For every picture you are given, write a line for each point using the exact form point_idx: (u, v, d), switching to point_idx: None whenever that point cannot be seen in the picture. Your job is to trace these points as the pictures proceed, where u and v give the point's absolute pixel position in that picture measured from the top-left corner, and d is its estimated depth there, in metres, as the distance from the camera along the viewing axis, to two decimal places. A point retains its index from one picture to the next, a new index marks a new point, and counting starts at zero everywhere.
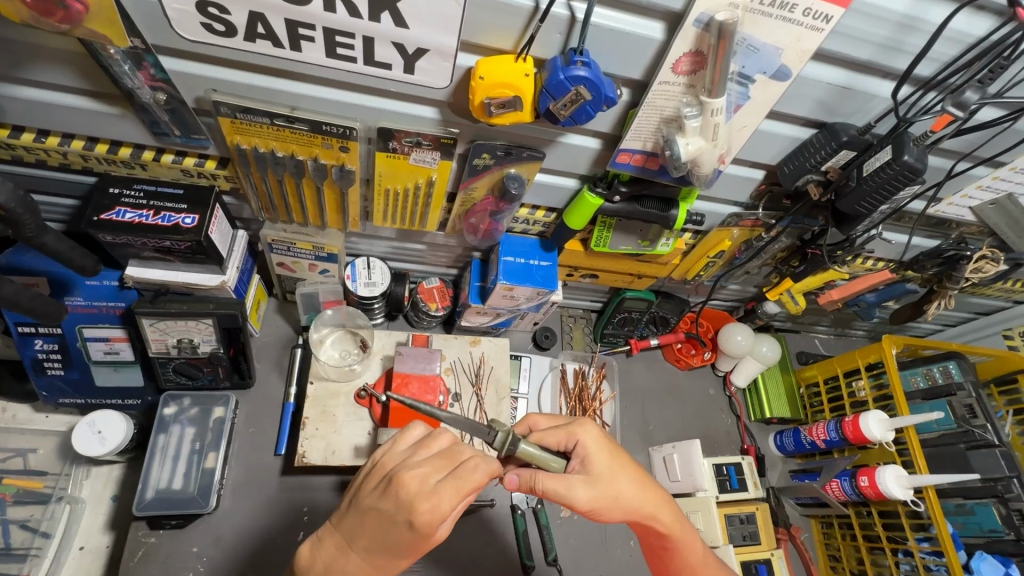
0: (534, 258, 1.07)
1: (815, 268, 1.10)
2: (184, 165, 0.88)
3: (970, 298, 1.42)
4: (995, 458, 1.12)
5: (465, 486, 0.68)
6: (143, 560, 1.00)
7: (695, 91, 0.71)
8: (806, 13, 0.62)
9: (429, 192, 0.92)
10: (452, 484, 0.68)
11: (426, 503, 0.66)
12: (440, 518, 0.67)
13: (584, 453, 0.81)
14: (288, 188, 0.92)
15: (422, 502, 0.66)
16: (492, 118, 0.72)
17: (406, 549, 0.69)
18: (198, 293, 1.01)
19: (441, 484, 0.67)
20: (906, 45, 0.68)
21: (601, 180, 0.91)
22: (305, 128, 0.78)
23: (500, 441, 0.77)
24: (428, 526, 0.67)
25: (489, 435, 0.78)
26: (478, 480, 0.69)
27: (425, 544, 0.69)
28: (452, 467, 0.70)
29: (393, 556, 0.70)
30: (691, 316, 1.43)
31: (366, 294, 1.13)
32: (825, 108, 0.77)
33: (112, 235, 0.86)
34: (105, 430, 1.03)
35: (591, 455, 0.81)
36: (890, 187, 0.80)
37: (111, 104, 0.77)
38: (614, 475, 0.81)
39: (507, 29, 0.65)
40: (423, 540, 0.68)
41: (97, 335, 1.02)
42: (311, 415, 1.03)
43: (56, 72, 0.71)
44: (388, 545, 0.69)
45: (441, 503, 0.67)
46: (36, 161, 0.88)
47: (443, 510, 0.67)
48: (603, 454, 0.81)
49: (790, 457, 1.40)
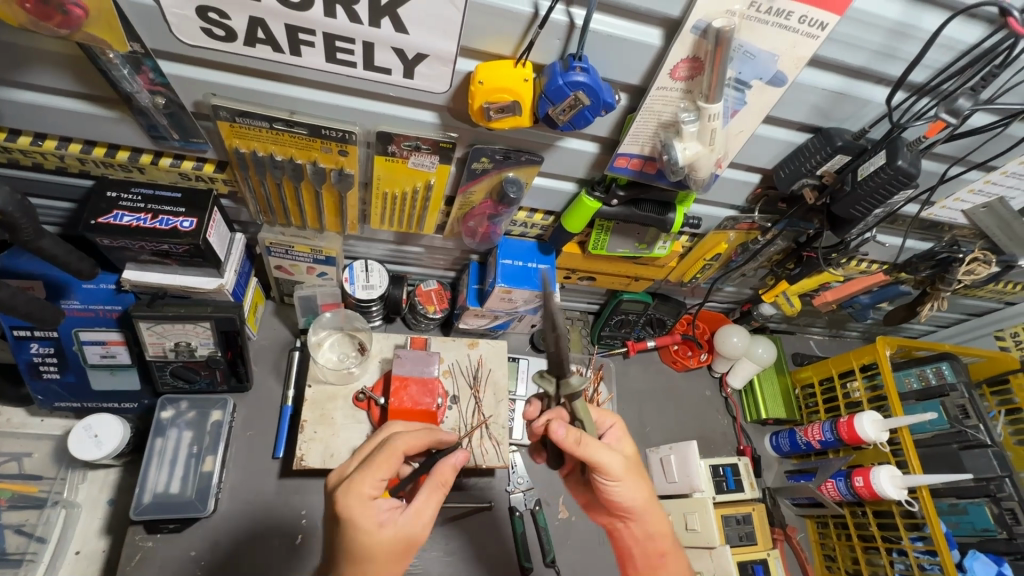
0: (532, 261, 1.07)
1: (811, 270, 1.11)
2: (182, 169, 0.88)
3: (963, 299, 1.43)
4: (987, 458, 1.13)
5: (374, 467, 0.77)
6: (140, 564, 0.99)
7: (692, 96, 0.72)
8: (801, 21, 0.63)
9: (428, 196, 0.92)
10: (366, 469, 0.77)
11: (346, 488, 0.76)
12: (367, 504, 0.76)
13: (618, 432, 0.90)
14: (287, 192, 0.92)
15: (341, 491, 0.76)
16: (491, 123, 0.72)
17: (355, 549, 0.75)
18: (196, 297, 1.01)
19: (358, 472, 0.78)
20: (900, 52, 0.69)
21: (599, 183, 0.91)
22: (304, 132, 0.79)
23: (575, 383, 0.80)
24: (355, 514, 0.75)
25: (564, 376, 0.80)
26: (393, 464, 0.78)
27: (369, 541, 0.75)
28: (371, 458, 0.79)
29: (354, 564, 0.75)
30: (688, 317, 1.44)
31: (364, 297, 1.13)
32: (821, 113, 0.78)
33: (109, 239, 0.86)
34: (101, 434, 1.03)
35: (619, 439, 0.90)
36: (884, 192, 0.81)
37: (109, 108, 0.77)
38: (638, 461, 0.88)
39: (505, 34, 0.66)
40: (361, 535, 0.75)
41: (92, 339, 1.02)
42: (309, 418, 1.03)
43: (54, 76, 0.71)
44: (342, 552, 0.76)
45: (356, 486, 0.76)
46: (33, 164, 0.87)
47: (361, 494, 0.76)
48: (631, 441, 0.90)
49: (785, 458, 1.41)
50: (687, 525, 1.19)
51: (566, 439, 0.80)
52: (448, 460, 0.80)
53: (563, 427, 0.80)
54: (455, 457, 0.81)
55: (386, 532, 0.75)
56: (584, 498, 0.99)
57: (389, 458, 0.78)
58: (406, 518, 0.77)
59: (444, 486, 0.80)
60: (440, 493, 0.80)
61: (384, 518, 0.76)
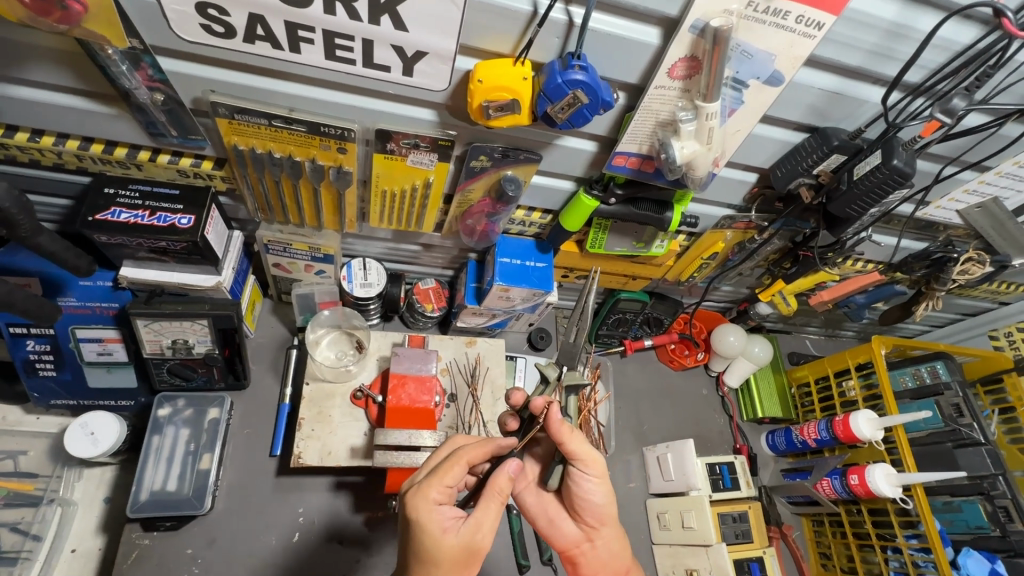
0: (530, 259, 1.07)
1: (807, 270, 1.11)
2: (180, 166, 0.88)
3: (957, 299, 1.44)
4: (981, 456, 1.14)
5: (440, 475, 0.77)
6: (137, 562, 0.99)
7: (690, 95, 0.72)
8: (798, 20, 0.63)
9: (426, 194, 0.92)
10: (432, 475, 0.77)
11: (417, 498, 0.76)
12: (433, 510, 0.76)
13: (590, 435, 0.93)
14: (285, 189, 0.92)
15: (410, 494, 0.77)
16: (490, 121, 0.73)
17: (421, 554, 0.76)
18: (193, 294, 1.01)
19: (426, 478, 0.78)
20: (896, 52, 0.69)
21: (597, 182, 0.91)
22: (302, 130, 0.79)
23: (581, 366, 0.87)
24: (423, 518, 0.76)
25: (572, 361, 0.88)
26: (457, 473, 0.78)
27: (433, 547, 0.75)
28: (437, 465, 0.79)
29: (421, 570, 0.76)
30: (685, 316, 1.44)
31: (362, 295, 1.13)
32: (817, 113, 0.79)
33: (107, 236, 0.86)
34: (98, 432, 1.03)
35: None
36: (880, 191, 0.82)
37: (108, 104, 0.76)
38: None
39: (505, 33, 0.66)
40: (427, 539, 0.75)
41: (90, 336, 1.02)
42: (307, 416, 1.03)
43: (52, 72, 0.71)
44: (410, 555, 0.77)
45: (421, 492, 0.76)
46: (30, 160, 0.87)
47: (427, 499, 0.76)
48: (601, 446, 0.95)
49: (781, 457, 1.42)
50: (684, 523, 1.20)
51: (560, 426, 0.81)
52: (504, 470, 0.79)
53: (559, 412, 0.82)
54: (510, 466, 0.80)
55: (449, 539, 0.76)
56: (539, 506, 0.97)
57: (454, 468, 0.78)
58: (467, 528, 0.77)
59: (502, 496, 0.79)
60: (498, 504, 0.79)
61: (448, 524, 0.77)
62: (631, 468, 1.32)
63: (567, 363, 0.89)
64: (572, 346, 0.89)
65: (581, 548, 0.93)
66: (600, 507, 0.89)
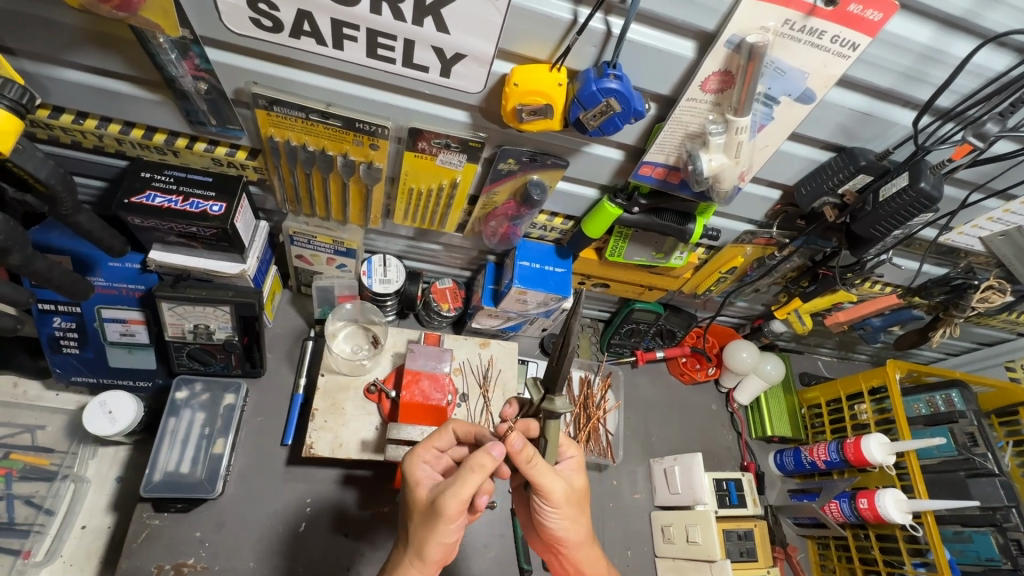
0: (549, 264, 1.08)
1: (826, 289, 1.12)
2: (215, 154, 0.90)
3: (975, 328, 1.44)
4: (994, 487, 1.13)
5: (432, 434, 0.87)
6: (146, 542, 1.00)
7: (721, 109, 0.74)
8: (833, 40, 0.64)
9: (452, 193, 0.94)
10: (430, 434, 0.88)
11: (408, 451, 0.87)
12: (414, 463, 0.84)
13: (573, 464, 0.89)
14: (315, 182, 0.94)
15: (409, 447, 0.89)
16: (522, 124, 0.74)
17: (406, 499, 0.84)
18: (218, 281, 1.03)
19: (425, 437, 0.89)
20: (928, 76, 0.70)
21: (622, 191, 0.93)
22: (338, 124, 0.80)
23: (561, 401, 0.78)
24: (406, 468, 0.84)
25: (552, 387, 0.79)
26: (444, 438, 0.89)
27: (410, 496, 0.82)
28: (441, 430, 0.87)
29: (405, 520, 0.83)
30: (698, 330, 1.45)
31: (380, 291, 1.14)
32: (845, 132, 0.79)
33: (140, 218, 0.88)
34: (116, 411, 1.04)
35: (573, 475, 0.89)
36: (905, 214, 0.82)
37: (152, 90, 0.79)
38: (583, 494, 0.87)
39: (544, 39, 0.68)
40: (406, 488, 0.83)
41: (114, 316, 1.04)
42: (321, 407, 1.04)
43: (103, 57, 0.73)
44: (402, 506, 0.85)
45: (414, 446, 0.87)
46: (72, 142, 0.89)
47: (414, 453, 0.85)
48: (581, 474, 0.89)
49: (789, 477, 1.41)
50: (689, 537, 1.19)
51: (520, 454, 0.76)
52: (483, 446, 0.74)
53: (520, 441, 0.76)
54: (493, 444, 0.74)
55: (421, 491, 0.81)
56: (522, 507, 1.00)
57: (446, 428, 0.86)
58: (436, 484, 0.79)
59: (481, 474, 0.75)
60: (477, 480, 0.75)
61: (425, 479, 0.83)
62: (637, 479, 1.31)
63: (549, 387, 0.79)
64: (552, 371, 0.77)
65: (550, 556, 0.97)
66: (560, 533, 0.86)
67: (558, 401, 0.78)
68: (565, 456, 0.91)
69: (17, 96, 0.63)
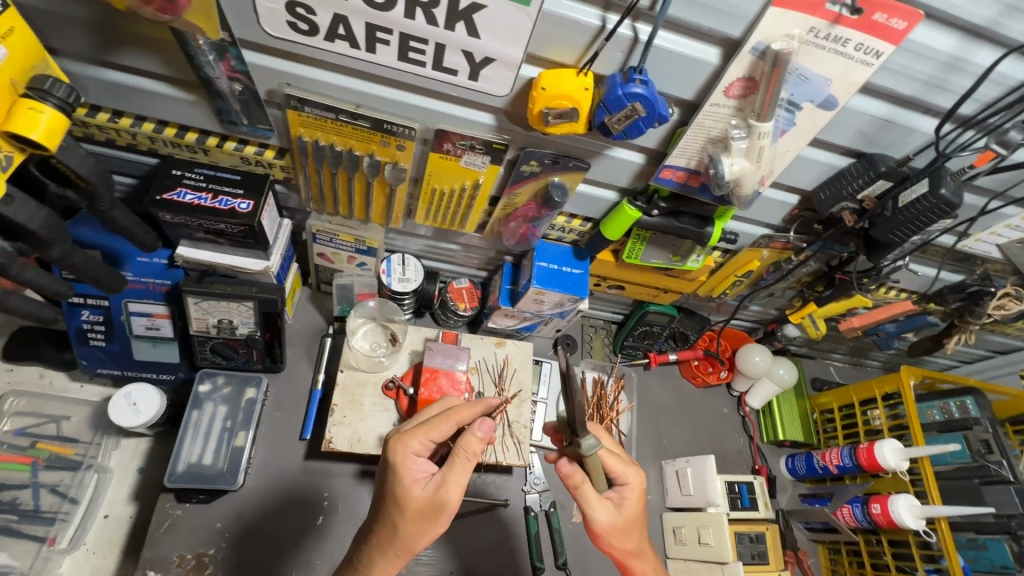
0: (566, 265, 1.09)
1: (842, 294, 1.12)
2: (245, 153, 0.93)
3: (990, 336, 1.44)
4: (1009, 495, 1.12)
5: (414, 428, 0.82)
6: (168, 531, 1.02)
7: (743, 114, 0.75)
8: (857, 48, 0.65)
9: (474, 194, 0.95)
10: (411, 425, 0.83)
11: (396, 443, 0.80)
12: (408, 458, 0.80)
13: (629, 494, 0.86)
14: (340, 181, 0.96)
15: (387, 439, 0.82)
16: (548, 127, 0.76)
17: (388, 498, 0.80)
18: (242, 277, 1.05)
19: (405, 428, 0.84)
20: (950, 84, 0.71)
21: (641, 194, 0.94)
22: (366, 125, 0.82)
23: (586, 445, 0.81)
24: (398, 463, 0.80)
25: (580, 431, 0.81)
26: (442, 428, 0.82)
27: (403, 494, 0.79)
28: (427, 420, 0.84)
29: (389, 514, 0.80)
30: (710, 334, 1.46)
31: (399, 289, 1.15)
32: (865, 139, 0.80)
33: (171, 215, 0.90)
34: (140, 403, 1.07)
35: (627, 502, 0.86)
36: (924, 219, 0.83)
37: (187, 90, 0.81)
38: (636, 521, 0.86)
39: (571, 44, 0.69)
40: (398, 484, 0.79)
41: (141, 310, 1.06)
42: (340, 402, 1.06)
43: (144, 58, 0.76)
44: (382, 499, 0.81)
45: (395, 440, 0.82)
46: (107, 140, 0.92)
47: (405, 446, 0.80)
48: (637, 504, 0.86)
49: (800, 481, 1.41)
50: (700, 539, 1.20)
51: (569, 477, 0.84)
52: (473, 431, 0.78)
53: (570, 466, 0.84)
54: (479, 427, 0.78)
55: (417, 489, 0.79)
56: None
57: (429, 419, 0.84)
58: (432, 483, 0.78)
59: (474, 459, 0.79)
60: (468, 463, 0.79)
61: (419, 475, 0.80)
62: (648, 480, 1.32)
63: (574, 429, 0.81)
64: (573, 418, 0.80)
65: None
66: (615, 554, 0.89)
67: (584, 445, 0.81)
68: (623, 481, 0.87)
69: (64, 95, 0.65)
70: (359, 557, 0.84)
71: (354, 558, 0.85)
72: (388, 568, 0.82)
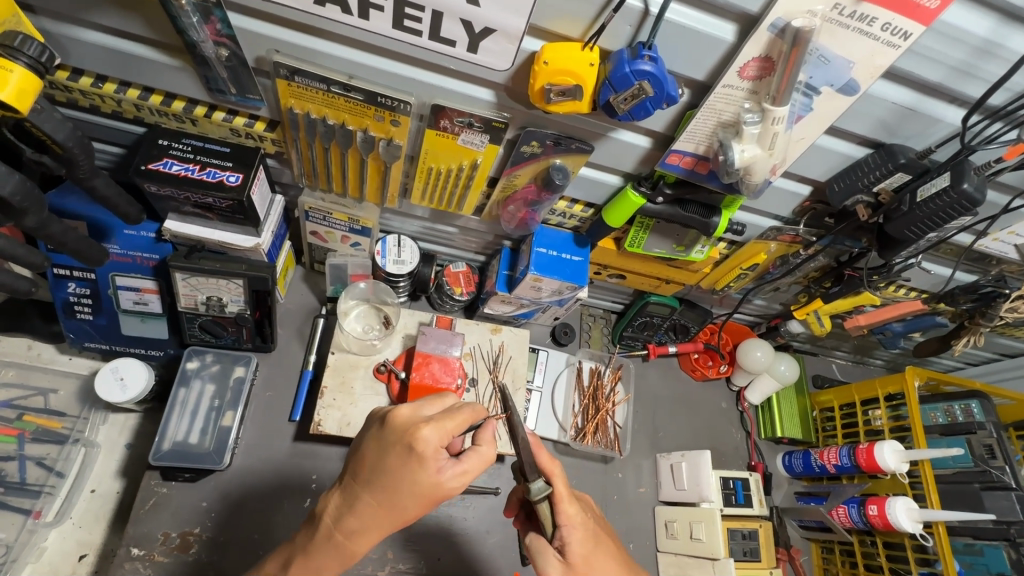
0: (566, 252, 1.06)
1: (850, 290, 1.08)
2: (234, 124, 0.89)
3: (1000, 339, 1.40)
4: (1010, 501, 1.10)
5: (451, 422, 0.75)
6: (154, 509, 1.01)
7: (758, 97, 0.71)
8: (884, 28, 0.61)
9: (472, 175, 0.92)
10: (443, 416, 0.75)
11: (425, 429, 0.73)
12: (435, 449, 0.73)
13: (575, 535, 0.79)
14: (333, 157, 0.92)
15: (420, 425, 0.73)
16: (550, 105, 0.72)
17: (404, 483, 0.73)
18: (232, 253, 1.02)
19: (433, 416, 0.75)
20: (980, 71, 0.67)
21: (646, 179, 0.90)
22: (359, 98, 0.78)
23: (535, 488, 0.78)
24: (424, 451, 0.73)
25: (528, 476, 0.78)
26: (462, 420, 0.77)
27: (422, 482, 0.73)
28: (447, 410, 0.77)
29: (395, 496, 0.74)
30: (713, 327, 1.42)
31: (394, 271, 1.12)
32: (886, 128, 0.76)
33: (157, 186, 0.86)
34: (127, 378, 1.05)
35: (571, 544, 0.79)
36: (944, 216, 0.79)
37: (172, 55, 0.77)
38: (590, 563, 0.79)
39: (577, 16, 0.65)
40: (419, 472, 0.73)
41: (128, 285, 1.03)
42: (330, 384, 1.04)
43: (124, 19, 0.72)
44: (390, 479, 0.74)
45: (431, 431, 0.73)
46: (90, 106, 0.89)
47: (437, 435, 0.74)
48: (582, 543, 0.79)
49: (796, 479, 1.39)
50: (692, 534, 1.17)
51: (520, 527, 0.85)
52: (492, 427, 0.79)
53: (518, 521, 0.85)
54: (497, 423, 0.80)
55: (440, 481, 0.74)
56: None
57: (463, 416, 0.76)
58: (457, 476, 0.75)
59: (489, 460, 0.78)
60: (484, 462, 0.78)
61: (441, 467, 0.74)
62: (642, 473, 1.30)
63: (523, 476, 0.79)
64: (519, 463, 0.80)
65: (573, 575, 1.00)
66: None
67: (532, 488, 0.78)
68: (560, 522, 0.79)
69: (36, 53, 0.62)
70: (342, 533, 0.77)
71: (329, 527, 0.78)
72: (372, 537, 0.78)
